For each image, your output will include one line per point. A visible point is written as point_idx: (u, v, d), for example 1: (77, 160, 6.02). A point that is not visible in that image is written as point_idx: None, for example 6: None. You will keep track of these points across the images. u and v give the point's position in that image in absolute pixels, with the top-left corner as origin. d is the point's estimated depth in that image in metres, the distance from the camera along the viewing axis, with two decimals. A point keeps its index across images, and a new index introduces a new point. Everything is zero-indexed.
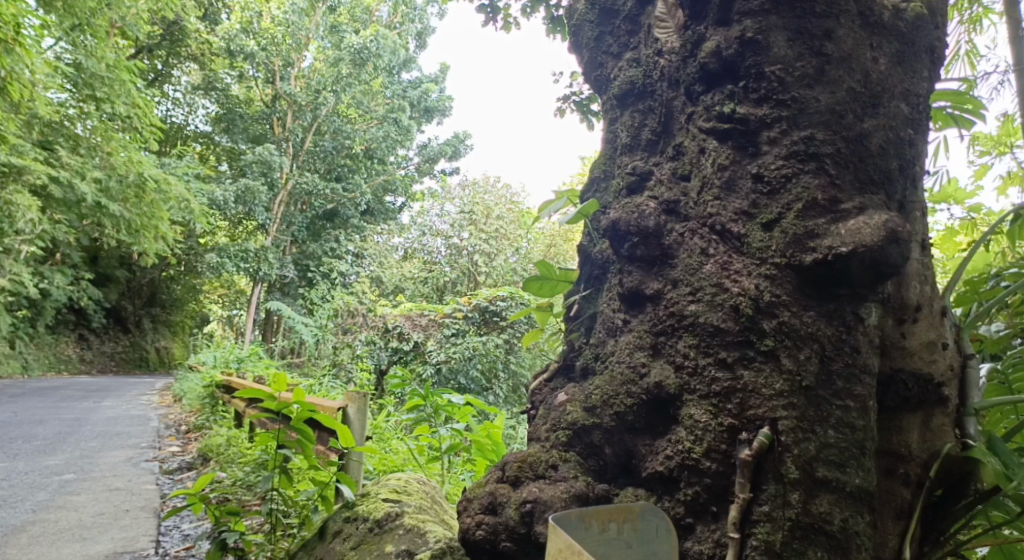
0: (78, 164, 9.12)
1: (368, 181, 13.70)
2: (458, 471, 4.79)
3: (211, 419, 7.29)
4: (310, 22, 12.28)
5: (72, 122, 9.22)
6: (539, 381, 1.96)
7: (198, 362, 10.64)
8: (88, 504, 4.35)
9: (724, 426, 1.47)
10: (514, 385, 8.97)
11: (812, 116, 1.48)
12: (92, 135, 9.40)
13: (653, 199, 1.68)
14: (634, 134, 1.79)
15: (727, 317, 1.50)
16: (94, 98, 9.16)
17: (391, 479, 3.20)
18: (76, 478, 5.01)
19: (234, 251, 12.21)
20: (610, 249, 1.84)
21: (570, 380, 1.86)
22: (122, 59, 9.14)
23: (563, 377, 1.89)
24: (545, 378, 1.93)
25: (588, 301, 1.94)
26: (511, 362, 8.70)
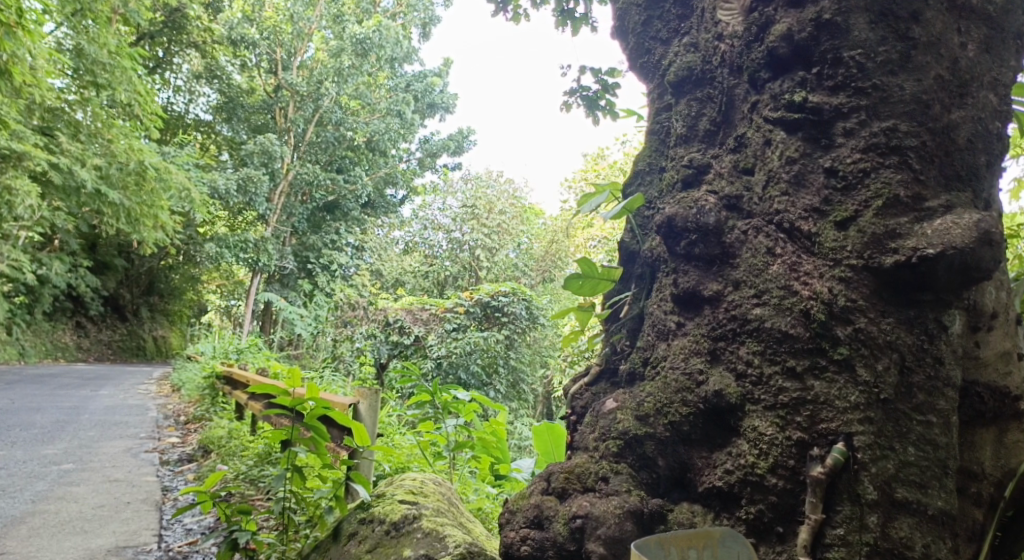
0: (79, 151, 8.96)
1: (370, 173, 13.62)
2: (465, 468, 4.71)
3: (211, 410, 7.20)
4: (313, 12, 12.13)
5: (72, 108, 8.99)
6: (579, 384, 1.86)
7: (197, 351, 10.54)
8: (88, 495, 4.24)
9: (792, 440, 1.36)
10: (514, 381, 8.95)
11: (894, 105, 1.36)
12: (92, 121, 9.15)
13: (711, 193, 1.57)
14: (689, 124, 1.68)
15: (796, 323, 1.39)
16: (95, 84, 9.00)
17: (406, 479, 3.10)
18: (76, 469, 4.90)
19: (233, 241, 12.07)
20: (660, 247, 1.73)
21: (615, 384, 1.76)
22: (123, 46, 9.00)
23: (606, 382, 1.79)
24: (586, 380, 1.84)
25: (635, 301, 1.83)
26: (511, 358, 8.72)
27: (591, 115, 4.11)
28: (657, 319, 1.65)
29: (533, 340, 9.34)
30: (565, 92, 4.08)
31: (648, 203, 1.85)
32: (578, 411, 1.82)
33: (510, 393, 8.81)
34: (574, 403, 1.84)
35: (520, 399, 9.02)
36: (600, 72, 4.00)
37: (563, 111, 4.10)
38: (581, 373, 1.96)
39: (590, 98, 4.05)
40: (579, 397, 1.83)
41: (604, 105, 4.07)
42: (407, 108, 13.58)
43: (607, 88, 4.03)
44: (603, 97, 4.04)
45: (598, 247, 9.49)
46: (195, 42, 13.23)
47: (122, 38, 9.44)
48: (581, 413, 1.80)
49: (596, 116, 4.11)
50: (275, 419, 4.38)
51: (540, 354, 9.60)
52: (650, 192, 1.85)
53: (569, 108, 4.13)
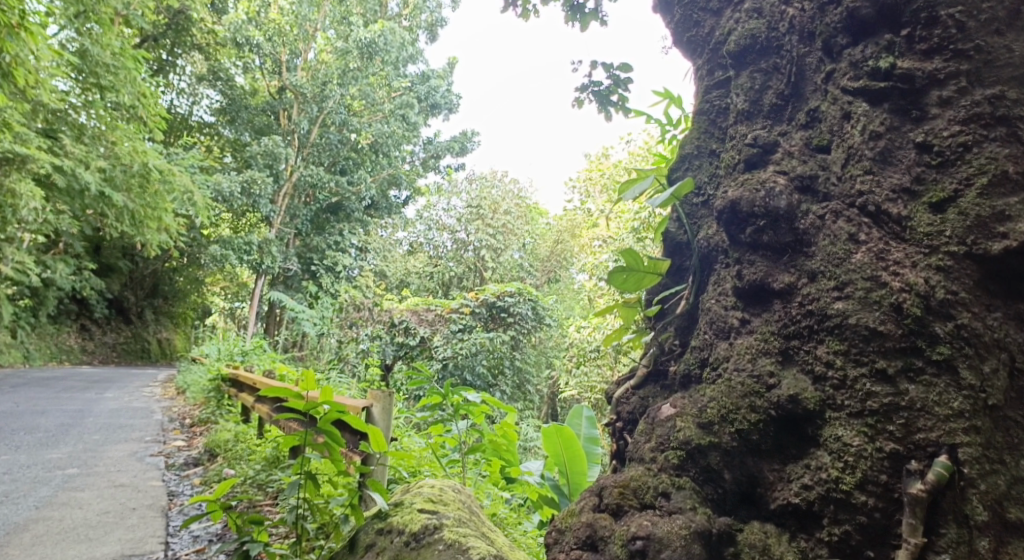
0: (82, 153, 8.79)
1: (373, 175, 13.50)
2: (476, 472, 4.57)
3: (217, 413, 7.06)
4: (319, 13, 12.07)
5: (76, 111, 8.85)
6: (625, 388, 1.73)
7: (202, 354, 10.40)
8: (94, 501, 4.08)
9: (884, 452, 1.19)
10: (520, 382, 8.86)
11: (1001, 69, 1.27)
12: (97, 124, 9.01)
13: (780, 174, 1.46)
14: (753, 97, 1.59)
15: (885, 319, 1.23)
16: (99, 87, 8.84)
17: (423, 486, 2.95)
18: (80, 473, 4.75)
19: (238, 244, 11.92)
20: (716, 236, 1.60)
21: (665, 385, 1.63)
22: (128, 47, 8.85)
23: (655, 385, 1.66)
24: (631, 383, 1.71)
25: (693, 295, 1.67)
26: (517, 360, 8.57)
27: (603, 112, 3.97)
28: (715, 316, 1.50)
29: (539, 341, 9.24)
30: (576, 88, 3.95)
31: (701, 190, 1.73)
32: (627, 414, 1.69)
33: (515, 393, 8.70)
34: (619, 404, 1.72)
35: (525, 400, 8.94)
36: (611, 67, 3.87)
37: (573, 108, 3.97)
38: (624, 376, 1.83)
39: (601, 93, 3.92)
40: (625, 400, 1.71)
41: (617, 100, 3.92)
42: (412, 111, 13.40)
43: (619, 83, 3.88)
44: (615, 92, 3.89)
45: (602, 248, 9.34)
46: (198, 44, 13.03)
47: (126, 39, 9.29)
48: (633, 418, 1.66)
49: (608, 112, 3.97)
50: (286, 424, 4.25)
51: (546, 354, 9.50)
52: (703, 176, 1.73)
53: (581, 104, 4.00)
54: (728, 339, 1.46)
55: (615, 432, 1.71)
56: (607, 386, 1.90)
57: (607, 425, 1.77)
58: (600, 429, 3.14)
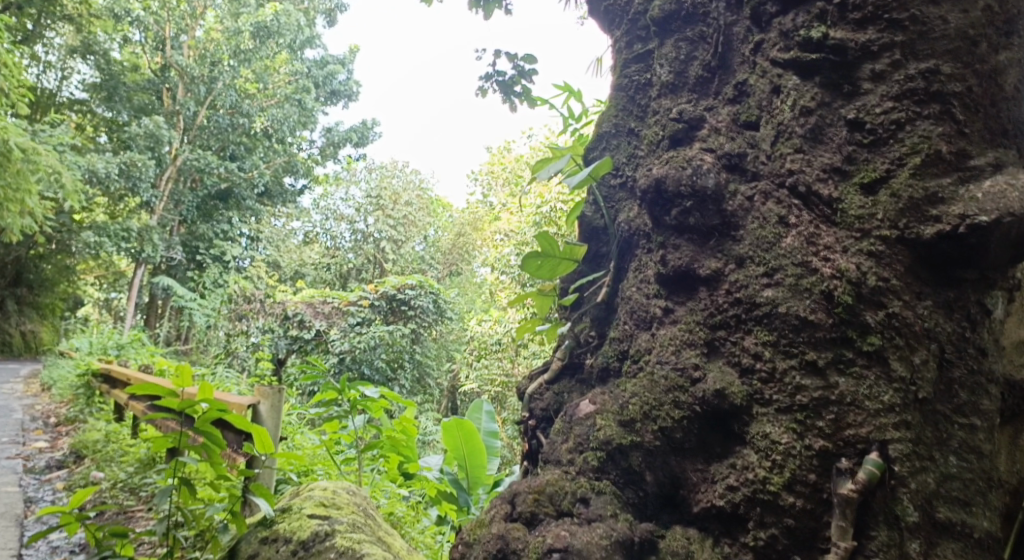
0: None
1: (267, 161, 12.86)
2: (371, 469, 4.38)
3: (86, 411, 6.49)
4: None
5: None
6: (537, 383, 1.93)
7: (72, 348, 9.54)
8: None
9: (814, 450, 1.34)
10: (419, 376, 8.73)
11: (935, 41, 1.46)
12: None
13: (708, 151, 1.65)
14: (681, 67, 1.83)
15: (815, 307, 1.40)
16: None
17: (314, 489, 2.81)
18: None
19: (114, 230, 11.05)
20: (640, 218, 1.79)
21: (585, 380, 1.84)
22: None
23: (569, 378, 1.87)
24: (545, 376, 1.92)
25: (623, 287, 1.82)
26: (416, 353, 8.45)
27: (507, 103, 3.84)
28: (637, 305, 1.71)
29: (439, 335, 9.16)
30: (479, 77, 3.82)
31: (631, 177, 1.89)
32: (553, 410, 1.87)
33: (414, 387, 8.56)
34: (535, 400, 1.92)
35: (425, 393, 8.82)
36: (515, 56, 3.74)
37: (477, 97, 3.84)
38: (535, 370, 2.01)
39: (506, 83, 3.79)
40: (539, 392, 1.92)
41: (521, 90, 3.80)
42: (308, 97, 12.86)
43: (524, 73, 3.77)
44: (519, 82, 3.78)
45: (504, 240, 9.30)
46: (68, 15, 11.08)
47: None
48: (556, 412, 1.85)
49: (513, 104, 3.85)
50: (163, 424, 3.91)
51: (446, 348, 9.44)
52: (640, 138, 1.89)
53: (484, 95, 3.88)
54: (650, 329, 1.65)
55: (530, 430, 1.90)
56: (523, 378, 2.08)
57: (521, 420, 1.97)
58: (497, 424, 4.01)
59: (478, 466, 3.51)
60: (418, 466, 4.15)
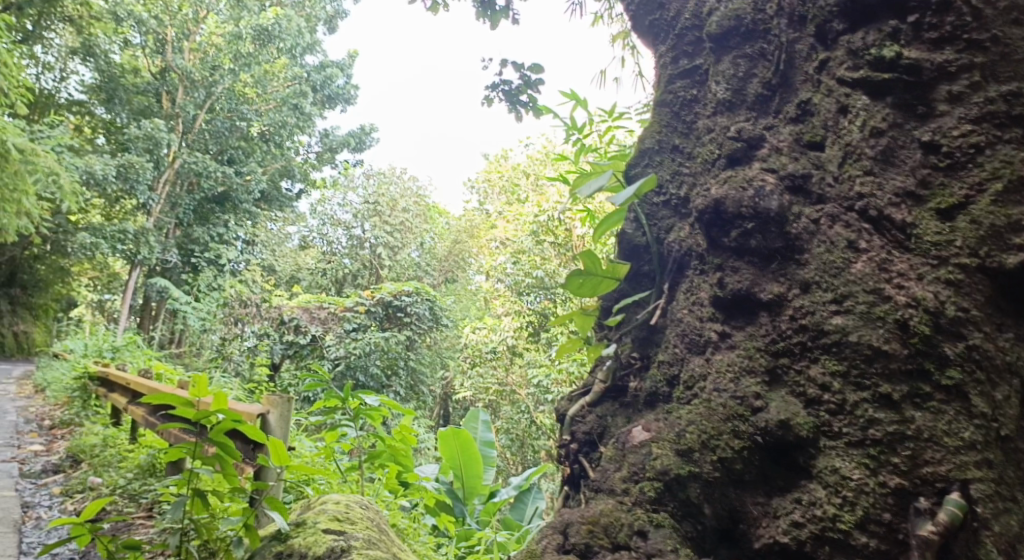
0: None
1: (264, 166, 12.86)
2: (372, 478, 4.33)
3: (81, 415, 6.41)
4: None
5: None
6: (581, 404, 2.19)
7: (65, 350, 9.44)
8: None
9: (889, 487, 1.47)
10: (414, 383, 8.71)
11: (1016, 62, 1.63)
12: None
13: (769, 171, 1.88)
14: (738, 85, 2.08)
15: (889, 337, 1.56)
16: None
17: (327, 502, 2.79)
18: None
19: (110, 232, 10.97)
20: (693, 239, 2.03)
21: (626, 404, 2.10)
22: None
23: (614, 401, 2.13)
24: (589, 398, 2.18)
25: (673, 310, 2.04)
26: (410, 359, 8.45)
27: (513, 112, 3.80)
28: (692, 329, 1.93)
29: (434, 342, 9.15)
30: (485, 86, 3.78)
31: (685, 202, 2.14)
32: (597, 433, 2.10)
33: (408, 394, 8.52)
34: (578, 422, 2.17)
35: (417, 400, 8.69)
36: (522, 66, 3.70)
37: (482, 106, 3.81)
38: (574, 393, 2.31)
39: (511, 92, 3.75)
40: (580, 413, 2.19)
41: (527, 100, 3.77)
42: (305, 101, 12.81)
43: (530, 83, 3.74)
44: (525, 91, 3.75)
45: (499, 249, 9.34)
46: (69, 17, 11.25)
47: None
48: (598, 435, 2.10)
49: (519, 113, 3.81)
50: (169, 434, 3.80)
51: (440, 355, 9.49)
52: (701, 152, 2.10)
53: (490, 103, 3.85)
54: (704, 354, 1.86)
55: (571, 454, 2.15)
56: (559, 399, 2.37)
57: (562, 442, 2.20)
58: (492, 432, 4.43)
59: (473, 476, 4.04)
60: (416, 476, 4.00)
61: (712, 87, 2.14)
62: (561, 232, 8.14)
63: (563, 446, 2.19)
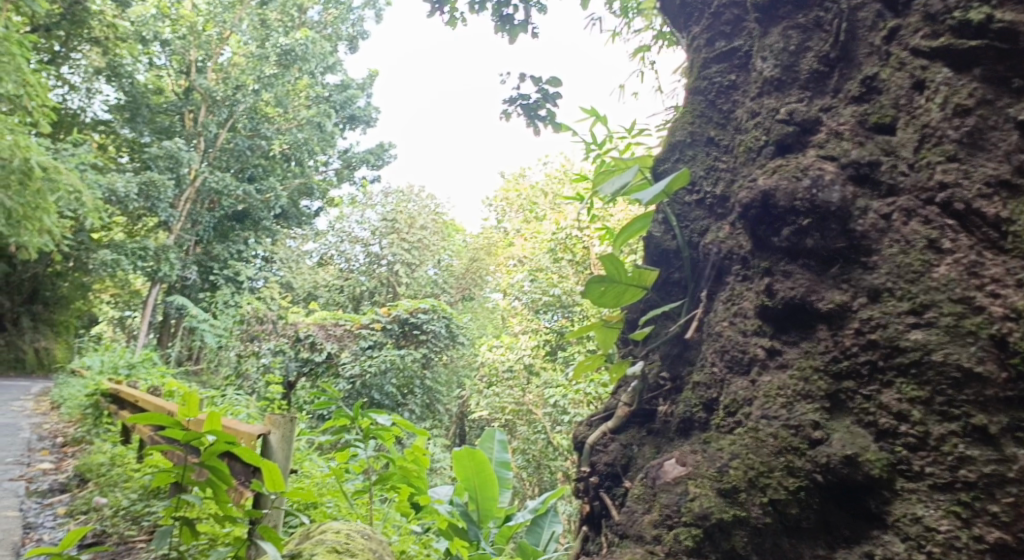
0: None
1: (284, 184, 12.81)
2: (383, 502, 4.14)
3: (93, 433, 6.28)
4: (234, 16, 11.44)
5: None
6: (601, 431, 2.34)
7: (83, 366, 9.34)
8: None
9: (987, 543, 1.42)
10: (429, 402, 8.58)
11: None
12: None
13: (828, 158, 1.93)
14: (789, 60, 2.21)
15: (979, 359, 1.52)
16: None
17: (327, 531, 2.67)
18: None
19: (131, 248, 10.94)
20: (739, 244, 2.12)
21: (654, 431, 2.22)
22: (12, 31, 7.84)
23: (639, 423, 2.28)
24: (611, 425, 2.32)
25: (711, 321, 2.14)
26: (427, 378, 8.31)
27: (530, 126, 3.64)
28: (734, 345, 2.01)
29: (451, 360, 9.04)
30: (502, 100, 3.64)
31: (725, 196, 2.29)
32: (622, 464, 2.23)
33: (424, 413, 8.39)
34: (598, 453, 2.32)
35: (435, 419, 8.65)
36: (540, 78, 3.56)
37: (499, 120, 3.65)
38: (599, 416, 2.46)
39: (529, 105, 3.59)
40: (601, 441, 2.34)
41: (546, 114, 3.60)
42: (329, 121, 12.84)
43: (549, 96, 3.58)
44: (544, 105, 3.58)
45: (516, 267, 9.22)
46: (96, 38, 11.15)
47: (13, 22, 8.33)
48: (622, 468, 2.22)
49: (536, 127, 3.64)
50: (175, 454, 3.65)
51: (458, 373, 9.39)
52: (747, 131, 2.24)
53: (507, 118, 3.69)
54: (747, 375, 1.94)
55: (591, 489, 2.29)
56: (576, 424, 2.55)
57: (580, 476, 2.35)
58: (509, 453, 4.16)
59: (489, 496, 3.55)
60: (429, 499, 3.73)
61: (758, 63, 2.29)
62: (579, 249, 7.98)
63: (581, 478, 2.34)
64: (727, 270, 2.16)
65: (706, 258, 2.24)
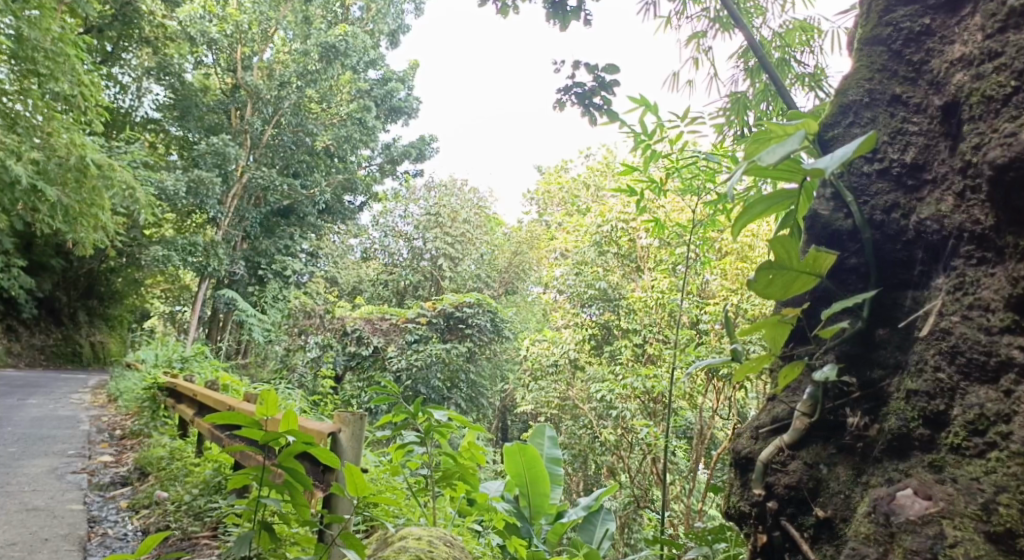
0: (15, 144, 7.66)
1: (328, 179, 12.76)
2: (442, 504, 3.86)
3: (150, 425, 6.26)
4: (278, 13, 11.38)
5: (12, 101, 7.89)
6: (774, 445, 1.76)
7: (138, 359, 9.41)
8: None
9: None
10: (473, 396, 8.43)
11: None
12: (34, 115, 8.01)
13: None
14: None
15: None
16: (35, 74, 7.80)
17: (408, 538, 2.51)
18: None
19: (181, 244, 11.02)
20: (977, 217, 1.57)
21: (844, 446, 1.68)
22: (68, 33, 7.89)
23: (822, 440, 1.72)
24: (789, 440, 1.74)
25: (932, 319, 1.60)
26: (471, 372, 8.18)
27: (585, 117, 3.05)
28: (973, 346, 1.51)
29: (494, 354, 8.80)
30: (555, 90, 3.06)
31: (920, 166, 1.74)
32: (810, 486, 1.69)
33: (468, 407, 8.26)
34: (775, 473, 1.75)
35: (478, 413, 8.53)
36: (595, 65, 2.98)
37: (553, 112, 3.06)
38: (771, 414, 1.85)
39: (584, 93, 3.01)
40: (778, 459, 1.76)
41: (604, 105, 3.02)
42: (370, 115, 12.69)
43: (607, 85, 2.99)
44: (601, 95, 3.00)
45: (559, 260, 9.11)
46: (146, 38, 11.49)
47: (68, 25, 8.38)
48: (810, 492, 1.69)
49: (592, 118, 3.05)
50: (241, 455, 3.49)
51: (501, 367, 9.14)
52: (949, 86, 1.70)
53: (561, 109, 3.09)
54: (997, 384, 1.46)
55: (768, 516, 1.73)
56: (734, 428, 1.92)
57: (752, 499, 1.77)
58: (559, 447, 3.85)
59: (541, 494, 3.26)
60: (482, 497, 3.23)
61: None
62: (624, 242, 7.68)
63: (754, 503, 1.76)
64: (951, 255, 1.61)
65: (905, 235, 1.72)
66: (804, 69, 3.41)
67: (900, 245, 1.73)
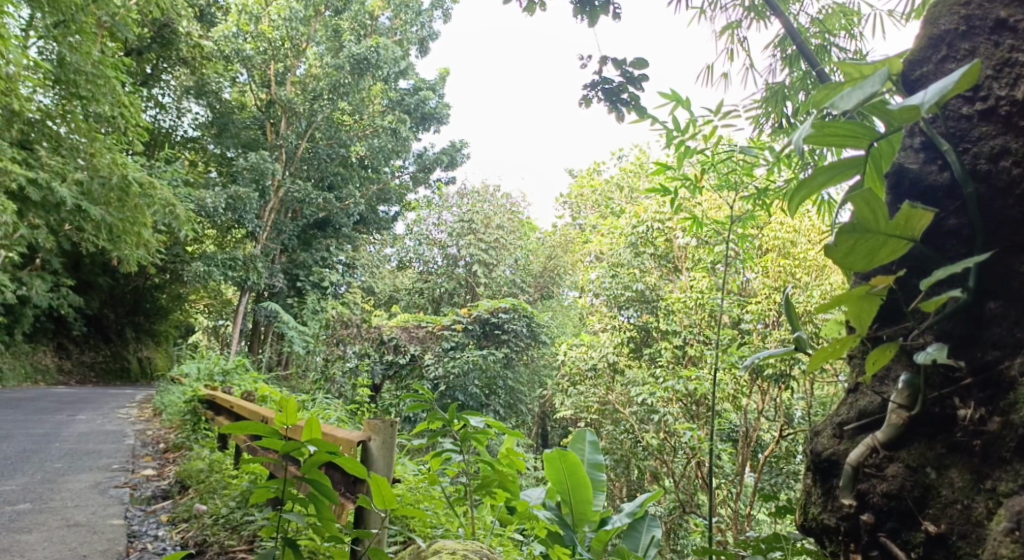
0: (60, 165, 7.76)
1: (362, 190, 12.73)
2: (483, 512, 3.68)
3: (192, 437, 6.22)
4: (311, 28, 11.38)
5: (55, 123, 7.98)
6: (867, 445, 1.54)
7: (182, 375, 9.42)
8: (37, 547, 3.38)
9: None
10: (513, 403, 8.25)
11: None
12: (76, 136, 8.10)
13: None
14: None
15: None
16: (77, 97, 7.86)
17: (442, 552, 2.34)
18: (31, 510, 3.96)
19: (221, 259, 11.08)
20: None
21: (958, 446, 1.47)
22: (109, 57, 7.91)
23: (926, 440, 1.51)
24: (884, 438, 1.52)
25: None
26: (510, 378, 8.02)
27: (613, 114, 2.85)
28: None
29: (532, 360, 8.63)
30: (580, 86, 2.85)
31: None
32: (916, 495, 1.48)
33: (508, 414, 8.09)
34: (870, 479, 1.53)
35: (518, 420, 8.34)
36: (623, 59, 2.76)
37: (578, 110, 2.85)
38: (852, 413, 1.65)
39: (612, 90, 2.80)
40: (871, 462, 1.55)
41: (632, 101, 2.82)
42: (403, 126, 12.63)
43: (635, 81, 2.79)
44: (629, 90, 2.79)
45: (595, 264, 8.90)
46: (184, 58, 11.78)
47: (107, 47, 8.39)
48: (916, 501, 1.48)
49: (620, 114, 2.85)
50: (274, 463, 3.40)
51: (539, 373, 8.89)
52: None
53: (587, 106, 2.88)
54: None
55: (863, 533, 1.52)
56: (810, 437, 1.71)
57: (841, 513, 1.56)
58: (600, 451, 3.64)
59: (584, 500, 3.01)
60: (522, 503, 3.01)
61: None
62: (661, 242, 7.46)
63: (845, 517, 1.55)
64: None
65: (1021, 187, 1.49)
66: (843, 54, 3.20)
67: (1013, 200, 1.50)
